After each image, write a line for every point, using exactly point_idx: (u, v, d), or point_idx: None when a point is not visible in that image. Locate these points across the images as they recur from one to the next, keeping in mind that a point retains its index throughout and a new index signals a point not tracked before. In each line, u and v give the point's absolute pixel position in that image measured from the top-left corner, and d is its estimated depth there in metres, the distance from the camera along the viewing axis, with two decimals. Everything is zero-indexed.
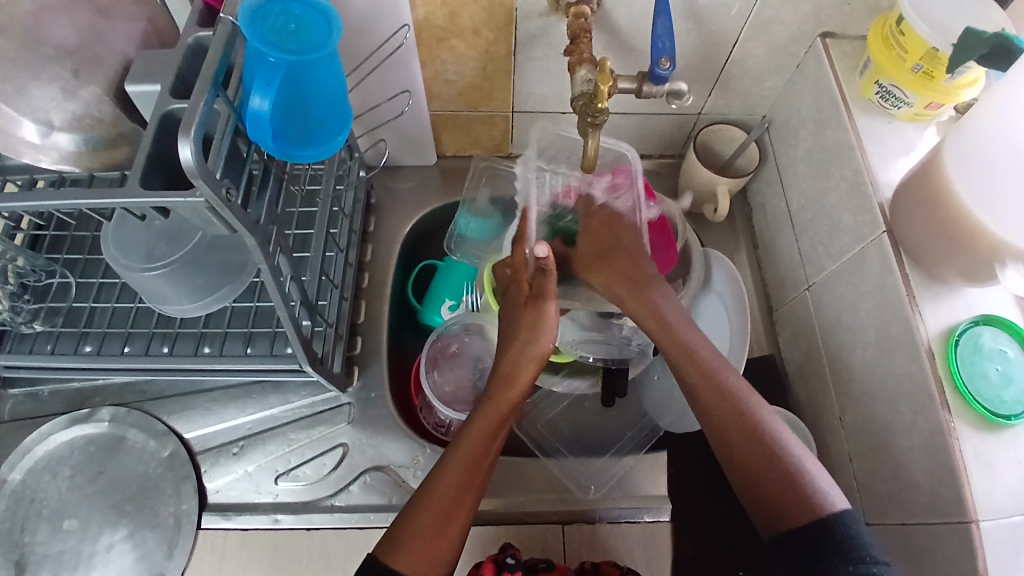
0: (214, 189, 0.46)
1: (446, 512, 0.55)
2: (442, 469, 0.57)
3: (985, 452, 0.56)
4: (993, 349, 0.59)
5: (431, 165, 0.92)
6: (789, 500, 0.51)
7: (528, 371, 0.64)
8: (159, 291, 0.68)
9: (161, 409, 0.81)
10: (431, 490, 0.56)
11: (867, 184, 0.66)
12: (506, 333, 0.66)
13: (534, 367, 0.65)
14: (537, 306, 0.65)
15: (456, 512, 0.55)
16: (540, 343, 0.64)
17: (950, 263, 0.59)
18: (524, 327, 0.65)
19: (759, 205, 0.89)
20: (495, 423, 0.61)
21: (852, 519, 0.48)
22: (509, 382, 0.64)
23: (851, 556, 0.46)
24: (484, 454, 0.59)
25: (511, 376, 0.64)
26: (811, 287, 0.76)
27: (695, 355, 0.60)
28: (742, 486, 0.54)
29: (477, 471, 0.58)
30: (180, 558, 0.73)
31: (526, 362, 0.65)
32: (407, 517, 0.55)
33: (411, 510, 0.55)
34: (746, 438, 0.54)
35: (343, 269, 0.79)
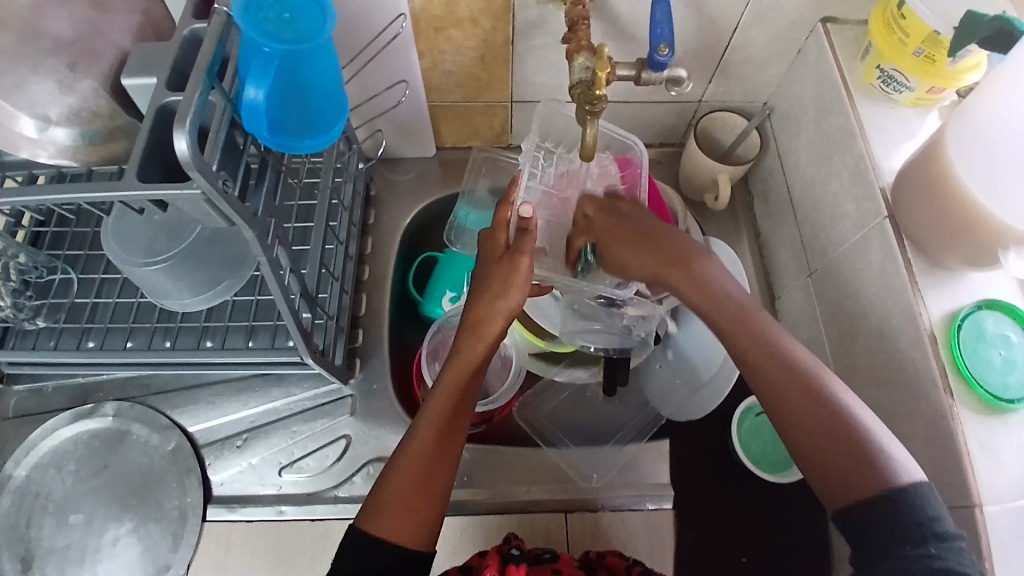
0: (212, 182, 0.46)
1: (423, 480, 0.55)
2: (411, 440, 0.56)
3: (988, 437, 0.56)
4: (997, 335, 0.58)
5: (430, 156, 0.92)
6: (858, 479, 0.50)
7: (497, 325, 0.59)
8: (160, 285, 0.68)
9: (164, 403, 0.82)
10: (402, 460, 0.55)
11: (869, 170, 0.65)
12: (475, 286, 0.61)
13: (506, 317, 0.60)
14: (511, 259, 0.60)
15: (428, 484, 0.55)
16: (510, 297, 0.59)
17: (953, 248, 0.58)
18: (494, 282, 0.60)
19: (761, 192, 0.88)
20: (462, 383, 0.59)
21: (923, 492, 0.49)
22: (477, 335, 0.60)
23: (922, 532, 0.47)
24: (453, 422, 0.58)
25: (481, 328, 0.60)
26: (814, 274, 0.76)
27: (735, 310, 0.58)
28: (810, 463, 0.53)
29: (448, 438, 0.57)
30: (186, 550, 0.74)
31: (495, 316, 0.59)
32: (381, 488, 0.55)
33: (384, 482, 0.55)
34: (818, 422, 0.53)
35: (343, 261, 0.79)
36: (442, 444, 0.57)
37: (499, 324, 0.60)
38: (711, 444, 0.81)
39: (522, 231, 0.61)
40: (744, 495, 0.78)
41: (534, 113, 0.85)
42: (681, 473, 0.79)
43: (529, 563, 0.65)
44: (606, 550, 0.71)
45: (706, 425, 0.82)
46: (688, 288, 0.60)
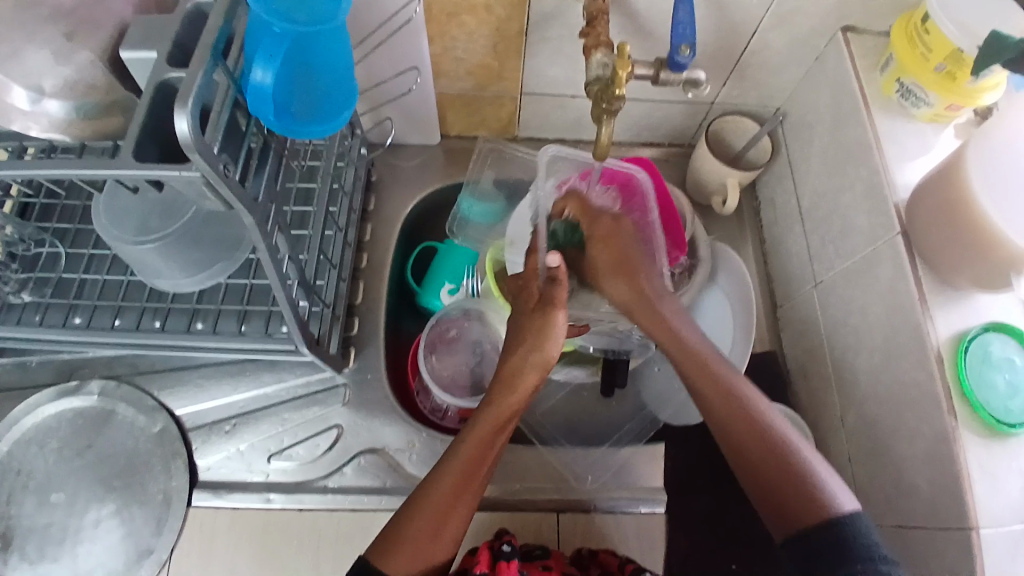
0: (212, 165, 0.44)
1: (441, 522, 0.54)
2: (434, 483, 0.56)
3: (987, 461, 0.55)
4: (1004, 359, 0.58)
5: (435, 144, 0.90)
6: (799, 507, 0.52)
7: (529, 378, 0.60)
8: (151, 265, 0.66)
9: (152, 383, 0.80)
10: (422, 499, 0.55)
11: (883, 184, 0.64)
12: (510, 342, 0.63)
13: (538, 373, 0.60)
14: (544, 312, 0.61)
15: (444, 529, 0.54)
16: (544, 351, 0.60)
17: (964, 271, 0.58)
18: (530, 335, 0.61)
19: (768, 199, 0.87)
20: (491, 437, 0.58)
21: (864, 524, 0.50)
22: (510, 386, 0.60)
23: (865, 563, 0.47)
24: (478, 471, 0.57)
25: (513, 382, 0.60)
26: (818, 287, 0.75)
27: (699, 356, 0.60)
28: (752, 483, 0.55)
29: (466, 490, 0.56)
30: (170, 535, 0.73)
31: (528, 369, 0.60)
32: (396, 529, 0.54)
33: (400, 521, 0.55)
34: (757, 446, 0.55)
35: (342, 248, 0.77)
36: (458, 495, 0.56)
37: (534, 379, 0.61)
38: (706, 449, 0.81)
39: (552, 281, 0.63)
40: (735, 502, 0.78)
41: (545, 105, 0.83)
42: (673, 478, 0.78)
43: (522, 559, 0.65)
44: (597, 548, 0.71)
45: (702, 432, 0.82)
46: (660, 334, 0.62)
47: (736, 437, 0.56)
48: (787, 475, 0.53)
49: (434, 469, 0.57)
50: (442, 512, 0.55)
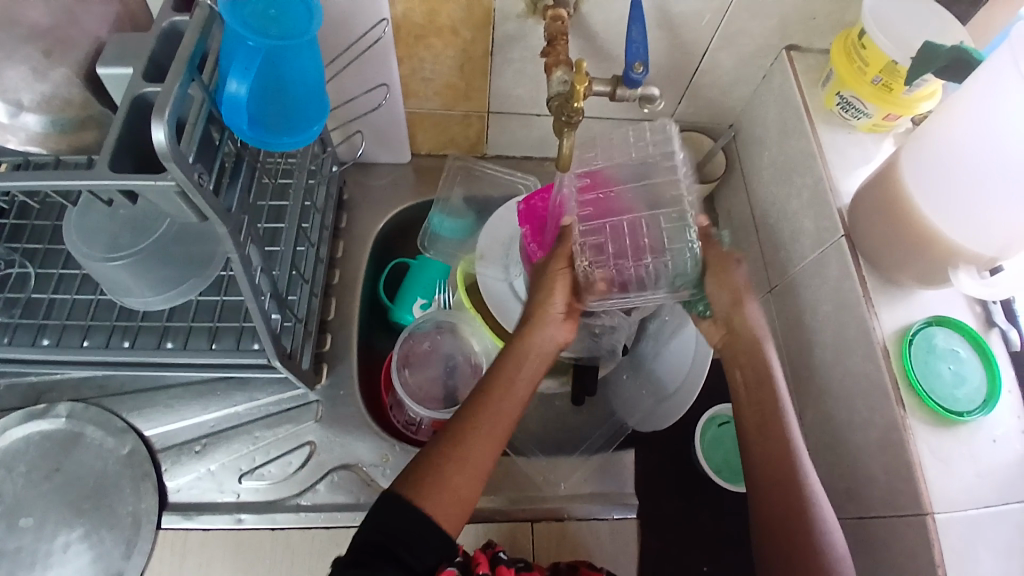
0: (187, 174, 0.46)
1: (464, 461, 0.56)
2: (459, 428, 0.58)
3: (940, 448, 0.58)
4: (947, 349, 0.61)
5: (405, 163, 0.92)
6: (788, 513, 0.58)
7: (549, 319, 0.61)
8: (120, 282, 0.67)
9: (120, 404, 0.79)
10: (446, 440, 0.57)
11: (828, 191, 0.68)
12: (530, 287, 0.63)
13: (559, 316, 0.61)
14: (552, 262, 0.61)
15: (468, 466, 0.56)
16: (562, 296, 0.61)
17: (908, 267, 0.61)
18: (541, 281, 0.62)
19: (725, 211, 0.91)
20: (518, 373, 0.60)
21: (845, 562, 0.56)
22: (530, 325, 0.61)
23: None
24: (496, 413, 0.59)
25: (536, 321, 0.61)
26: (774, 290, 0.79)
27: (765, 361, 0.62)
28: (760, 487, 0.60)
29: (487, 434, 0.58)
30: (139, 558, 0.71)
31: (548, 312, 0.61)
32: (423, 468, 0.56)
33: (428, 459, 0.56)
34: (778, 446, 0.60)
35: (314, 265, 0.78)
36: (481, 437, 0.57)
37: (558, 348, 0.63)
38: (675, 453, 0.83)
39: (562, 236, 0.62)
40: (705, 504, 0.80)
41: (510, 124, 0.86)
42: (645, 482, 0.80)
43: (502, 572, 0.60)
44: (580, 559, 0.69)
45: (671, 436, 0.84)
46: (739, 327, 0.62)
47: (764, 431, 0.60)
48: (793, 499, 0.58)
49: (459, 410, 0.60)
50: (464, 453, 0.57)
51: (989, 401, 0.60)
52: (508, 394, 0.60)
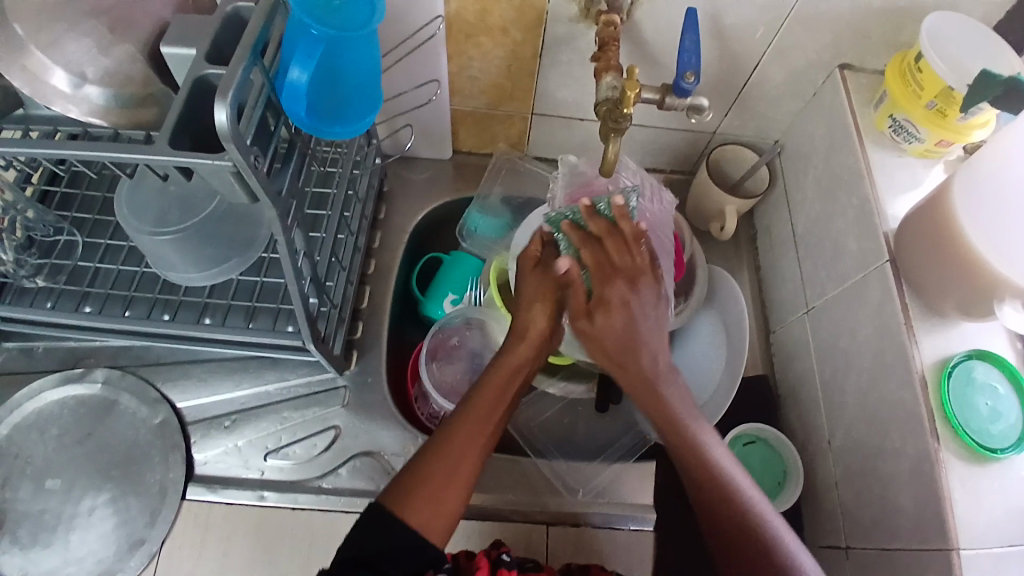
0: (244, 155, 0.47)
1: (452, 471, 0.54)
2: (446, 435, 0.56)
3: (969, 482, 0.57)
4: (985, 384, 0.60)
5: (445, 159, 0.93)
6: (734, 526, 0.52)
7: (539, 327, 0.60)
8: (165, 256, 0.69)
9: (155, 376, 0.81)
10: (433, 449, 0.55)
11: (874, 214, 0.67)
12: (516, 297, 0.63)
13: (548, 323, 0.60)
14: (545, 269, 0.62)
15: (455, 477, 0.54)
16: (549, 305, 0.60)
17: (951, 296, 0.60)
18: (533, 288, 0.61)
19: (765, 227, 0.90)
20: (506, 382, 0.59)
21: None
22: (520, 335, 0.60)
23: None
24: (484, 419, 0.57)
25: (523, 330, 0.60)
26: (811, 309, 0.78)
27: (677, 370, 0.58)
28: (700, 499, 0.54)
29: (474, 441, 0.56)
30: (163, 526, 0.73)
31: (537, 319, 0.60)
32: (408, 478, 0.54)
33: (415, 468, 0.54)
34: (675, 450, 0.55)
35: (352, 253, 0.79)
36: (469, 444, 0.55)
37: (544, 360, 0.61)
38: None
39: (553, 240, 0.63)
40: None
41: (553, 127, 0.87)
42: (663, 494, 0.80)
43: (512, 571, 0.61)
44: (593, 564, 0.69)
45: None
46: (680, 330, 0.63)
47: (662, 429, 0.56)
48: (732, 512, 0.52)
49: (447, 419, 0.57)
50: (453, 461, 0.54)
51: (1023, 438, 0.59)
52: (498, 400, 0.58)
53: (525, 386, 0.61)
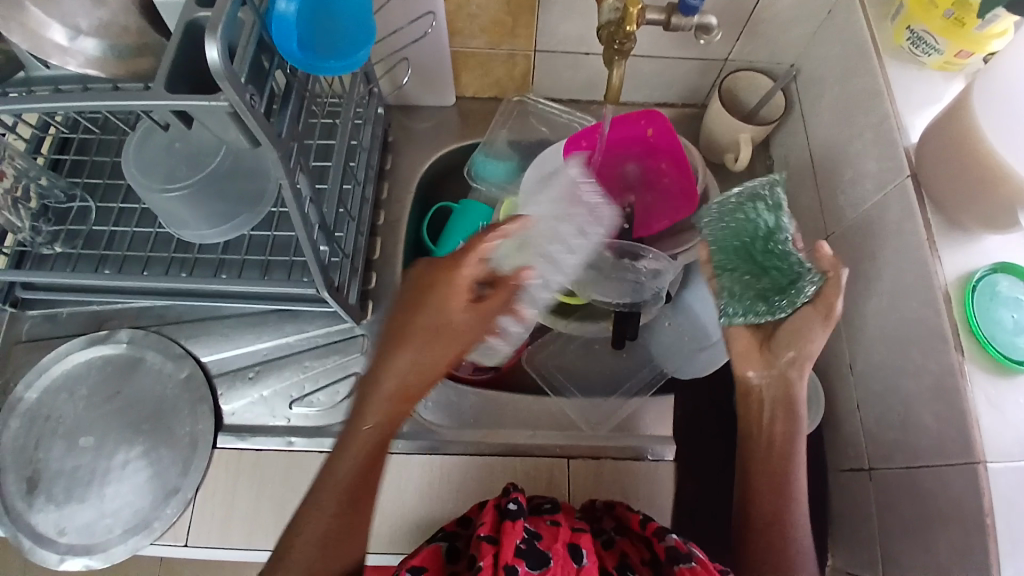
0: (241, 95, 0.47)
1: (342, 526, 0.54)
2: (332, 483, 0.55)
3: (995, 397, 0.55)
4: (1011, 298, 0.58)
5: (449, 106, 0.91)
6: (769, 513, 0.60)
7: (395, 380, 0.57)
8: (177, 214, 0.70)
9: (178, 333, 0.83)
10: (319, 500, 0.54)
11: (893, 129, 0.64)
12: (394, 329, 0.59)
13: (399, 382, 0.57)
14: (435, 300, 0.57)
15: (344, 536, 0.54)
16: (416, 354, 0.57)
17: (972, 210, 0.58)
18: (419, 332, 0.57)
19: (780, 157, 0.87)
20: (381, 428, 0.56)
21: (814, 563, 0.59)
22: (375, 382, 0.57)
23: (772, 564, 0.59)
24: (371, 469, 0.56)
25: (380, 377, 0.57)
26: (829, 236, 0.76)
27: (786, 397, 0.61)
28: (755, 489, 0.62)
29: (365, 488, 0.56)
30: (196, 475, 0.76)
31: (397, 370, 0.57)
32: (295, 530, 0.54)
33: (302, 520, 0.54)
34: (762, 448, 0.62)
35: (359, 203, 0.79)
36: (355, 495, 0.55)
37: (451, 358, 0.58)
38: (716, 397, 0.82)
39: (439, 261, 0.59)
40: None
41: (557, 64, 0.84)
42: (686, 425, 0.81)
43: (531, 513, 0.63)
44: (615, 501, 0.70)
45: (712, 383, 0.83)
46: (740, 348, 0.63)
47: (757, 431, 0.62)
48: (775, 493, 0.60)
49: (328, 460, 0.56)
50: (337, 514, 0.54)
51: None
52: (373, 445, 0.56)
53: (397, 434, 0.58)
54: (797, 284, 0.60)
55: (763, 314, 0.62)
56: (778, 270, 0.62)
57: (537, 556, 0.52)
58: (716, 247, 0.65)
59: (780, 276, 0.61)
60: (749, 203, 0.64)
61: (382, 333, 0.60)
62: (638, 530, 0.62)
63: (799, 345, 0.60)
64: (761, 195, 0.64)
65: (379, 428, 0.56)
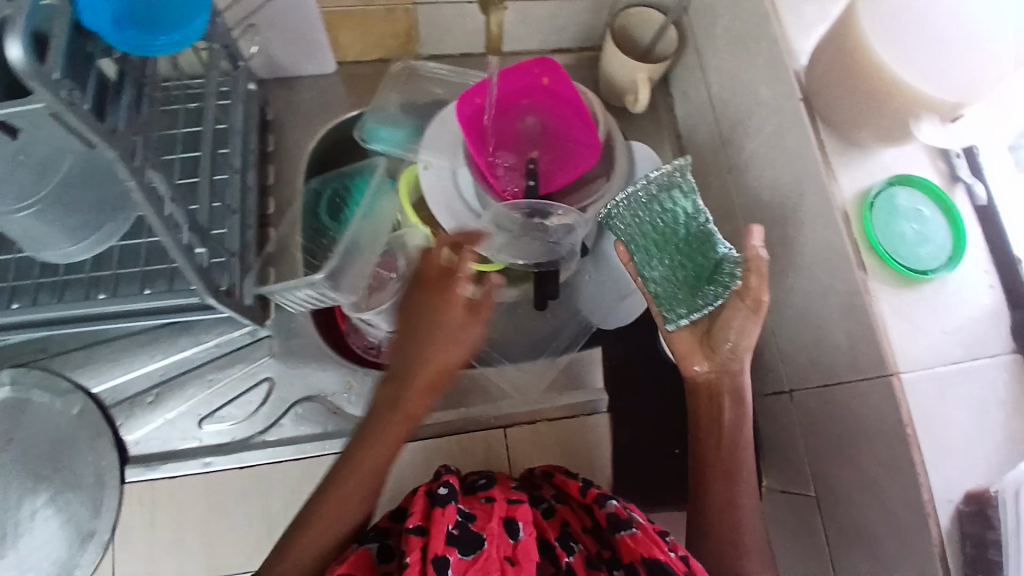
0: (57, 95, 0.40)
1: (333, 525, 0.57)
2: (337, 479, 0.59)
3: (904, 309, 0.56)
4: (910, 209, 0.58)
5: (331, 74, 0.84)
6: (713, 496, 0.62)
7: (420, 378, 0.59)
8: (38, 234, 0.60)
9: (64, 365, 0.75)
10: (320, 495, 0.58)
11: (784, 54, 0.63)
12: (410, 328, 0.60)
13: (428, 376, 0.60)
14: (467, 307, 0.60)
15: (336, 530, 0.58)
16: (432, 361, 0.59)
17: (867, 126, 0.57)
18: (417, 333, 0.60)
19: (680, 93, 0.86)
20: (389, 437, 0.59)
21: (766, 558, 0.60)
22: (400, 384, 0.60)
23: (723, 536, 0.61)
24: (373, 473, 0.59)
25: (397, 383, 0.60)
26: (733, 169, 0.75)
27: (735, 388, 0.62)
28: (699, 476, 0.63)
29: (364, 492, 0.58)
30: (109, 515, 0.69)
31: (416, 376, 0.59)
32: (299, 521, 0.58)
33: (306, 514, 0.58)
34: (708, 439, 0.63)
35: (241, 194, 0.72)
36: (359, 493, 0.58)
37: (449, 359, 0.60)
38: None
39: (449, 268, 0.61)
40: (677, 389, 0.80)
41: (440, 16, 0.78)
42: (618, 375, 0.79)
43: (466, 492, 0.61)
44: (555, 466, 0.69)
45: None
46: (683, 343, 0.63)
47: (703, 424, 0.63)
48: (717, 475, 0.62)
49: (334, 467, 0.60)
50: (338, 504, 0.58)
51: (955, 257, 0.57)
52: (378, 452, 0.59)
53: (406, 441, 0.61)
54: (721, 269, 0.58)
55: (698, 306, 0.60)
56: (705, 260, 0.59)
57: (466, 541, 0.52)
58: (636, 247, 0.63)
59: (700, 264, 0.60)
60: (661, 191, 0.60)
61: (398, 320, 0.63)
62: (579, 497, 0.62)
63: (734, 337, 0.59)
64: (665, 184, 0.59)
65: (383, 437, 0.59)
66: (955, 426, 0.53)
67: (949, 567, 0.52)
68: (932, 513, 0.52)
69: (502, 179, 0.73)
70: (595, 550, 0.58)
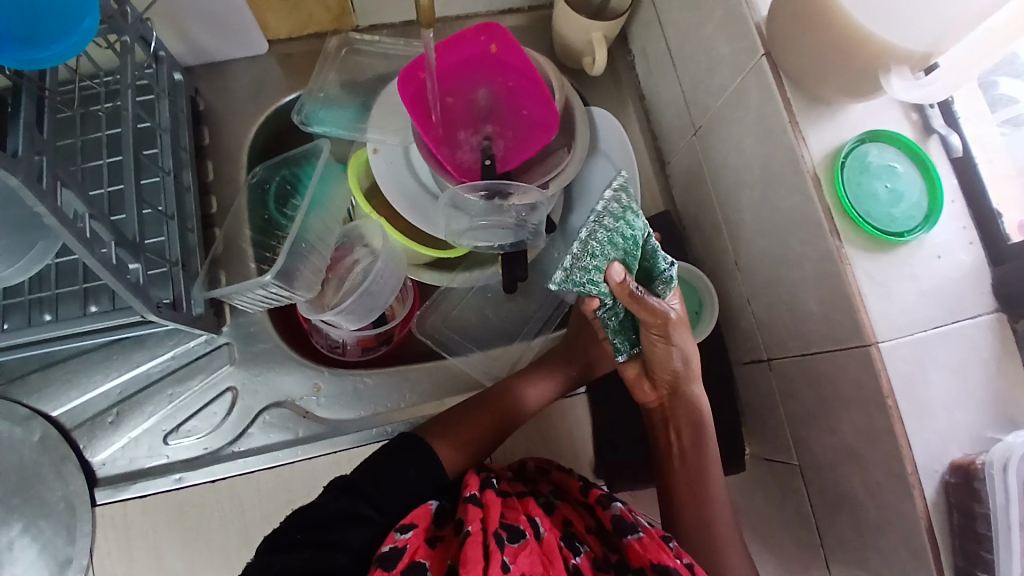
0: None
1: (462, 437, 0.64)
2: (458, 409, 0.67)
3: (878, 273, 0.53)
4: (882, 166, 0.55)
5: (264, 54, 0.78)
6: (691, 502, 0.64)
7: (577, 366, 0.72)
8: None
9: (17, 391, 0.71)
10: (462, 413, 0.67)
11: (742, 5, 0.58)
12: (586, 336, 0.73)
13: (593, 365, 0.72)
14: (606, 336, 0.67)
15: (467, 440, 0.64)
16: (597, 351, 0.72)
17: (831, 80, 0.53)
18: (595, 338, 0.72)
19: (638, 49, 0.81)
20: (532, 389, 0.70)
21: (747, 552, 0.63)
22: (561, 357, 0.72)
23: (701, 528, 0.63)
24: (494, 414, 0.67)
25: (573, 355, 0.72)
26: (698, 131, 0.71)
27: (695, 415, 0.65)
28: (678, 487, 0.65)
29: (482, 426, 0.66)
30: (84, 540, 0.67)
31: (589, 354, 0.72)
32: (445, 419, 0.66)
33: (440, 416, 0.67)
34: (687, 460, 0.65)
35: (177, 196, 0.68)
36: (473, 426, 0.66)
37: (601, 358, 0.72)
38: None
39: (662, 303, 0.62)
40: None
41: None
42: None
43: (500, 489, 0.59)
44: (545, 459, 0.71)
45: None
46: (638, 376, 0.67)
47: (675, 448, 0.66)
48: (693, 488, 0.65)
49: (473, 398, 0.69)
50: (451, 422, 0.65)
51: (930, 216, 0.54)
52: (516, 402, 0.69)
53: (511, 428, 0.68)
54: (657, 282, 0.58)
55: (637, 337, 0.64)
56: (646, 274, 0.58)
57: (515, 528, 0.51)
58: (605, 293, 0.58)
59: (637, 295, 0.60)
60: (597, 237, 0.53)
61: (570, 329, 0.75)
62: (579, 496, 0.63)
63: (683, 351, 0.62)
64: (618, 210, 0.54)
65: (480, 412, 0.67)
66: (935, 389, 0.52)
67: (935, 535, 0.51)
68: (917, 483, 0.51)
69: (453, 158, 0.68)
70: (600, 553, 0.57)
